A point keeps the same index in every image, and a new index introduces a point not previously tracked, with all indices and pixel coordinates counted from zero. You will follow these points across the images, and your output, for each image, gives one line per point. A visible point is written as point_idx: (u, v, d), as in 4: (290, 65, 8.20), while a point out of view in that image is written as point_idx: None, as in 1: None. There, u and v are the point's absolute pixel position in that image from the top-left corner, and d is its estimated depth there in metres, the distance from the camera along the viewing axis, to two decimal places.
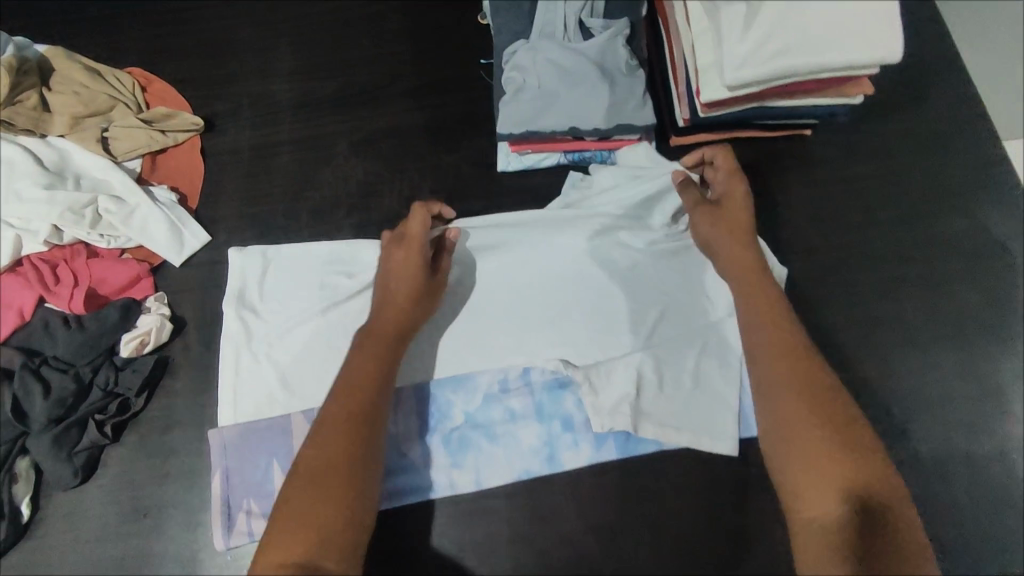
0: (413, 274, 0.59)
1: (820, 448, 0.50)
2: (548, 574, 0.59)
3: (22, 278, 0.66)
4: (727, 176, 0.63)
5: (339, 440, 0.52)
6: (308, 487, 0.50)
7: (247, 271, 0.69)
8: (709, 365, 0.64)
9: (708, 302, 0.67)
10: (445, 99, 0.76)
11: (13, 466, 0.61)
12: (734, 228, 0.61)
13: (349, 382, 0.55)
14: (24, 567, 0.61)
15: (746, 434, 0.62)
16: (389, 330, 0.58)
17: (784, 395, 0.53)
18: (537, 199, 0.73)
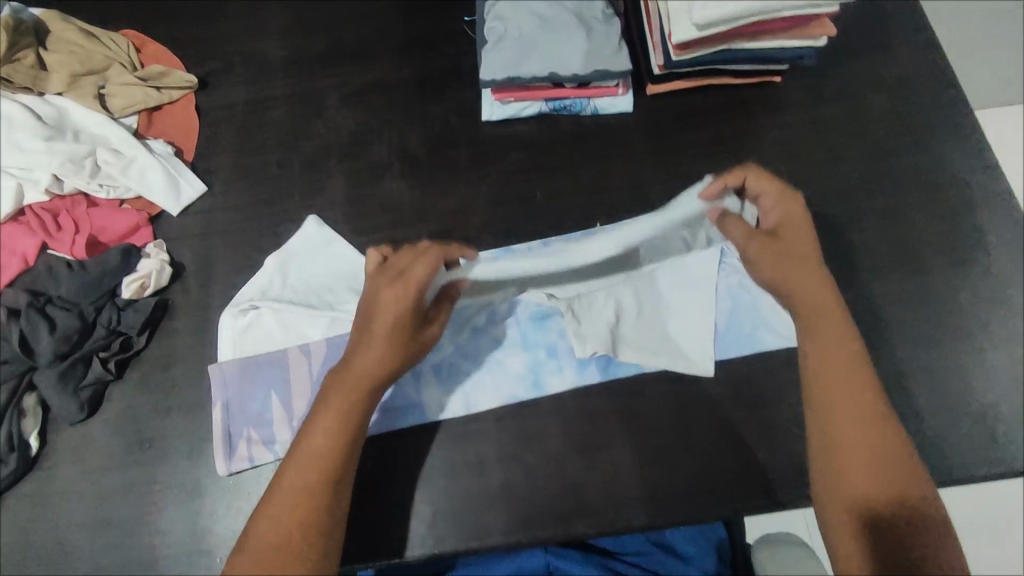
0: (389, 329, 0.57)
1: (870, 479, 0.55)
2: (534, 488, 0.62)
3: (23, 226, 0.68)
4: (780, 204, 0.62)
5: (292, 504, 0.54)
6: (259, 543, 0.53)
7: (308, 243, 0.72)
8: (684, 295, 0.68)
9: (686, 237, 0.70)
10: (432, 55, 0.79)
11: (21, 401, 0.64)
12: (800, 262, 0.60)
13: (313, 439, 0.57)
14: (35, 495, 0.64)
15: (721, 356, 0.66)
16: (358, 386, 0.58)
17: (846, 423, 0.57)
18: (521, 145, 0.75)
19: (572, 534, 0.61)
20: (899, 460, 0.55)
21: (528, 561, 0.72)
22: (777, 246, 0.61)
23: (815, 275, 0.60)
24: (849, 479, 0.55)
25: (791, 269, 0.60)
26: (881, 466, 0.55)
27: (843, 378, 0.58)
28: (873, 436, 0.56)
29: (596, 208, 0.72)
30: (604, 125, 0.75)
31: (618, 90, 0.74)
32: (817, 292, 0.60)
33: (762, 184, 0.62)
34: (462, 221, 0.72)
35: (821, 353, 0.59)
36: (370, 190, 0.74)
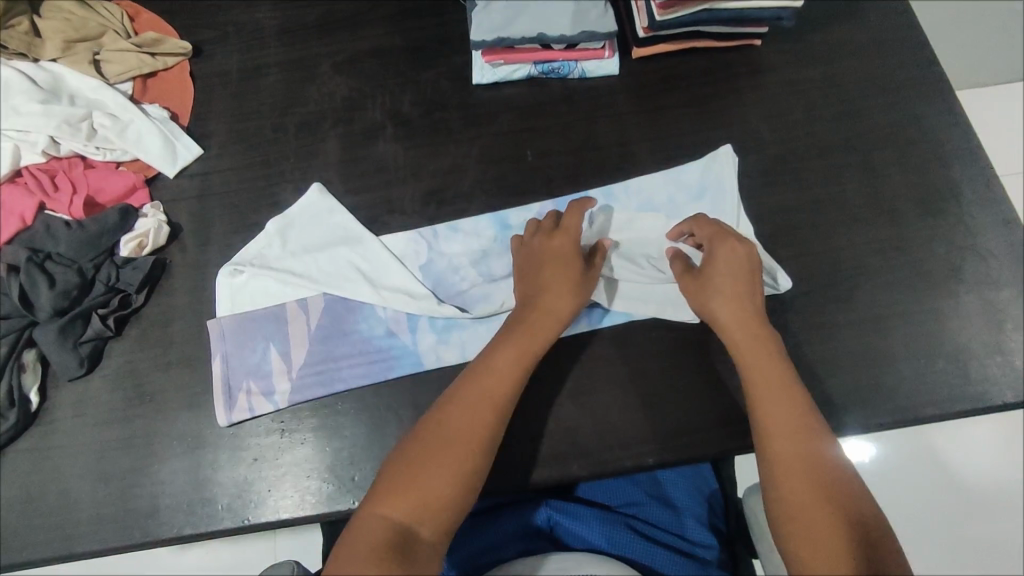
0: (569, 275, 0.64)
1: (812, 487, 0.55)
2: (529, 431, 0.64)
3: (22, 187, 0.70)
4: (716, 245, 0.64)
5: (463, 422, 0.57)
6: (424, 453, 0.56)
7: (314, 209, 0.72)
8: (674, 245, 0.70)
9: (673, 194, 0.73)
10: (422, 22, 0.81)
11: (20, 356, 0.65)
12: (730, 290, 0.63)
13: (494, 366, 0.60)
14: (34, 450, 0.64)
15: None
16: (542, 324, 0.62)
17: (783, 442, 0.57)
18: (511, 108, 0.77)
19: (566, 475, 0.63)
20: (840, 479, 0.55)
21: (528, 517, 0.70)
22: (708, 286, 0.63)
23: (744, 308, 0.62)
24: (794, 500, 0.55)
25: (721, 301, 0.63)
26: (822, 486, 0.55)
27: (778, 403, 0.58)
28: (813, 452, 0.56)
29: (585, 166, 0.74)
30: (591, 87, 0.77)
31: (604, 53, 0.76)
32: (746, 323, 0.62)
33: (703, 229, 0.66)
34: (455, 180, 0.74)
35: (754, 380, 0.60)
36: (364, 152, 0.75)
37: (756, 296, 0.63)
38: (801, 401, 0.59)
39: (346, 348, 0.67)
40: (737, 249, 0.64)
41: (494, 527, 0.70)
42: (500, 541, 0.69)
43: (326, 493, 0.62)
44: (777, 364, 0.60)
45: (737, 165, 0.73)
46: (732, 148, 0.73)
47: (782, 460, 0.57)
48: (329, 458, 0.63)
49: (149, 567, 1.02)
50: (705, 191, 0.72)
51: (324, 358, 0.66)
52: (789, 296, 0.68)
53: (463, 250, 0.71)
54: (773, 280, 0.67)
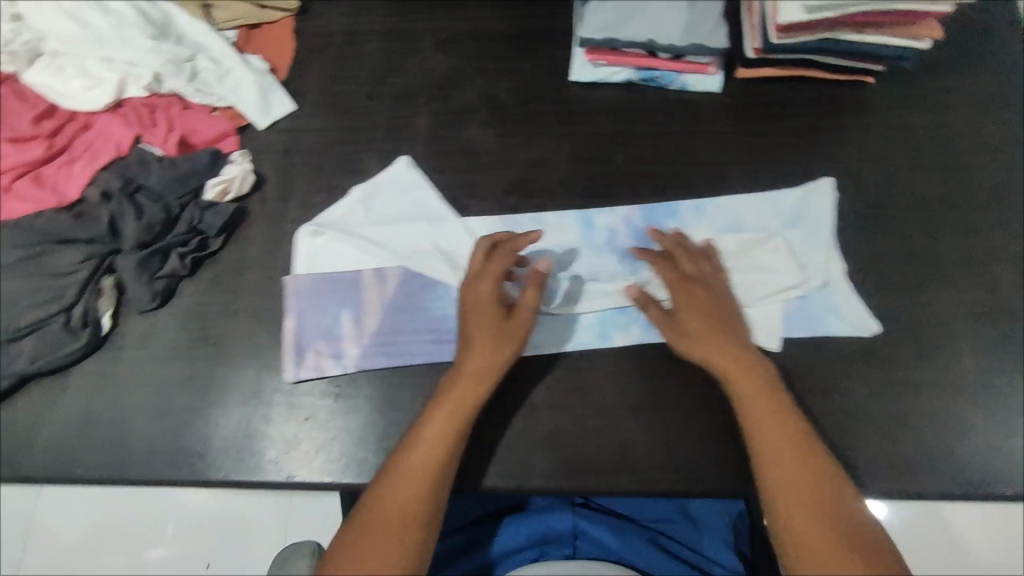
0: (492, 332, 0.62)
1: (816, 516, 0.55)
2: (581, 440, 0.63)
3: (123, 118, 0.71)
4: (685, 285, 0.64)
5: (400, 501, 0.57)
6: (361, 539, 0.56)
7: (399, 181, 0.73)
8: (764, 265, 0.68)
9: (767, 217, 0.71)
10: (528, 13, 0.81)
11: (99, 281, 0.66)
12: (709, 330, 0.62)
13: (421, 438, 0.59)
14: (98, 372, 0.66)
15: (790, 332, 0.66)
16: (472, 381, 0.60)
17: (788, 474, 0.56)
18: (605, 110, 0.76)
19: (613, 488, 0.62)
20: (836, 489, 0.56)
21: (553, 522, 0.69)
22: (684, 328, 0.63)
23: (728, 345, 0.61)
24: (789, 505, 0.56)
25: (704, 342, 0.62)
26: (826, 517, 0.55)
27: (778, 443, 0.57)
28: (813, 485, 0.56)
29: (672, 180, 0.73)
30: (691, 101, 0.76)
31: (709, 68, 0.75)
32: (733, 357, 0.61)
33: (663, 271, 0.66)
34: (541, 174, 0.73)
35: (749, 420, 0.59)
36: (454, 132, 0.75)
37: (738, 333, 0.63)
38: (800, 434, 0.58)
39: (418, 323, 0.67)
40: (701, 292, 0.64)
41: (514, 529, 0.69)
42: (519, 544, 0.68)
43: (375, 464, 0.62)
44: (773, 403, 0.59)
45: (835, 191, 0.72)
46: (834, 183, 0.72)
47: (784, 492, 0.56)
48: (382, 430, 0.63)
49: (170, 502, 1.05)
50: (799, 220, 0.71)
51: (396, 330, 0.66)
52: (868, 343, 0.66)
53: (545, 243, 0.71)
54: (860, 326, 0.66)
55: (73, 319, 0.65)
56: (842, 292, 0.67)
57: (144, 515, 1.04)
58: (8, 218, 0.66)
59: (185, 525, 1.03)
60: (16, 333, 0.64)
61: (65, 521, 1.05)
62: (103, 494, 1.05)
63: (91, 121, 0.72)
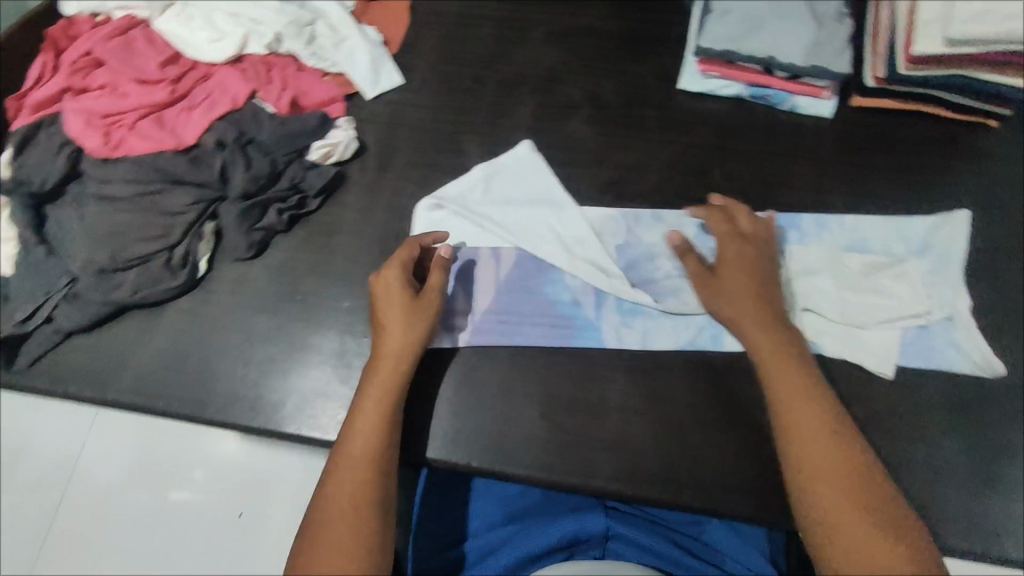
0: (402, 313, 0.62)
1: (843, 486, 0.51)
2: (649, 448, 0.62)
3: (241, 72, 0.74)
4: (728, 245, 0.64)
5: (347, 489, 0.55)
6: (318, 538, 0.53)
7: (515, 163, 0.73)
8: (892, 288, 0.66)
9: (895, 243, 0.69)
10: (643, 16, 0.81)
11: (201, 226, 0.69)
12: (746, 286, 0.61)
13: (357, 428, 0.58)
14: (189, 312, 0.69)
15: (904, 361, 0.64)
16: (384, 362, 0.61)
17: (812, 440, 0.53)
18: (709, 121, 0.75)
19: (678, 501, 0.61)
20: (864, 463, 0.52)
21: (585, 523, 0.67)
22: (721, 284, 0.62)
23: (761, 305, 0.61)
24: (808, 450, 0.53)
25: (739, 299, 0.61)
26: (853, 490, 0.51)
27: (802, 407, 0.55)
28: (839, 455, 0.52)
29: (772, 199, 0.72)
30: (799, 124, 0.74)
31: (824, 92, 0.73)
32: (767, 319, 0.60)
33: (717, 226, 0.66)
34: (637, 178, 0.73)
35: (775, 384, 0.57)
36: (555, 125, 0.76)
37: (772, 295, 0.62)
38: (827, 400, 0.55)
39: (529, 307, 0.67)
40: (746, 250, 0.64)
41: (542, 529, 0.67)
42: (550, 544, 0.66)
43: (448, 439, 0.63)
44: (800, 368, 0.57)
45: (969, 221, 0.69)
46: (970, 215, 0.69)
47: (809, 460, 0.52)
48: (456, 407, 0.64)
49: (208, 444, 1.06)
50: (927, 249, 0.68)
51: (509, 309, 0.67)
52: (958, 395, 0.63)
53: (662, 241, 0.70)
54: (982, 365, 0.64)
55: (174, 258, 0.68)
56: (966, 326, 0.65)
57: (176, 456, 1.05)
58: (128, 154, 0.69)
59: (210, 473, 1.04)
60: (121, 265, 0.67)
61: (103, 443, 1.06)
62: (144, 424, 1.07)
63: (211, 72, 0.74)
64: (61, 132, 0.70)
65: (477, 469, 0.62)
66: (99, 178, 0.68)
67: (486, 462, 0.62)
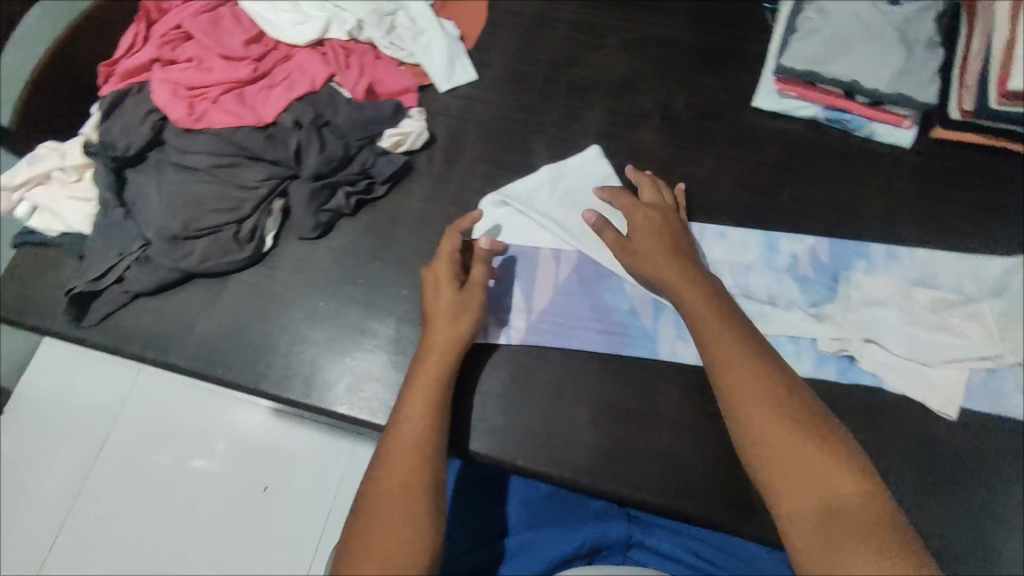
0: (451, 304, 0.63)
1: (783, 431, 0.50)
2: (698, 465, 0.62)
3: (321, 56, 0.75)
4: (635, 210, 0.66)
5: (401, 478, 0.55)
6: (369, 523, 0.54)
7: (581, 167, 0.73)
8: (962, 328, 0.64)
9: (967, 283, 0.67)
10: (721, 30, 0.80)
11: (271, 203, 0.71)
12: (661, 248, 0.63)
13: (405, 417, 0.59)
14: (254, 285, 0.70)
15: (968, 404, 0.62)
16: (433, 353, 0.62)
17: (745, 389, 0.53)
18: (781, 142, 0.74)
19: (723, 523, 0.60)
20: (798, 403, 0.52)
21: (609, 530, 0.68)
22: (639, 250, 0.64)
23: (680, 264, 0.62)
24: (741, 391, 0.53)
25: (662, 262, 0.62)
26: (793, 431, 0.50)
27: (730, 357, 0.55)
28: (771, 399, 0.52)
29: (842, 226, 0.70)
30: (875, 152, 0.73)
31: (905, 121, 0.71)
32: (691, 276, 0.61)
33: (619, 198, 0.67)
34: (703, 192, 0.72)
35: (704, 340, 0.57)
36: (625, 133, 0.75)
37: (687, 251, 0.63)
38: (753, 346, 0.55)
39: (584, 310, 0.67)
40: (651, 214, 0.65)
41: (572, 532, 0.67)
42: (576, 549, 0.66)
43: (496, 435, 0.63)
44: (724, 319, 0.57)
45: None
46: None
47: (747, 412, 0.52)
48: (506, 404, 0.64)
49: (240, 414, 1.08)
50: (1000, 292, 0.66)
51: (565, 312, 0.67)
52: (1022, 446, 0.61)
53: (726, 257, 0.69)
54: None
55: (242, 232, 0.69)
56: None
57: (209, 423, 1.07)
58: (209, 127, 0.71)
59: (238, 445, 1.06)
60: (192, 233, 0.68)
61: (143, 403, 1.09)
62: (182, 389, 1.09)
63: (292, 53, 0.76)
64: (148, 101, 0.72)
65: (523, 469, 0.62)
66: (179, 148, 0.70)
67: (532, 462, 0.62)
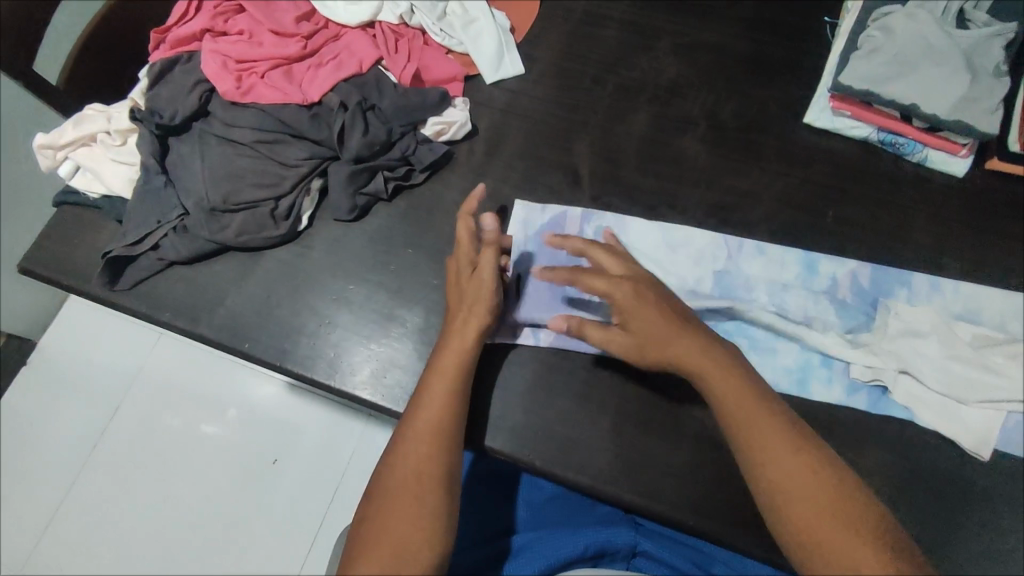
0: (475, 295, 0.62)
1: (819, 508, 0.50)
2: (719, 483, 0.61)
3: (371, 38, 0.75)
4: (617, 292, 0.60)
5: (416, 467, 0.56)
6: (383, 507, 0.55)
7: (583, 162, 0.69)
8: (1006, 367, 0.62)
9: (1013, 322, 0.65)
10: (776, 41, 0.78)
11: (310, 182, 0.71)
12: (658, 338, 0.58)
13: (424, 402, 0.58)
14: (286, 262, 0.70)
15: (1002, 445, 0.61)
16: (455, 345, 0.61)
17: (776, 465, 0.52)
18: (830, 161, 0.72)
19: (739, 544, 0.59)
20: (828, 471, 0.52)
21: (612, 536, 0.66)
22: (639, 347, 0.58)
23: (689, 343, 0.57)
24: (783, 489, 0.51)
25: (667, 352, 0.57)
26: (827, 507, 0.50)
27: (758, 432, 0.53)
28: (802, 473, 0.52)
29: (885, 252, 0.68)
30: (926, 179, 0.71)
31: (961, 150, 0.69)
32: (704, 354, 0.57)
33: (590, 283, 0.60)
34: (744, 206, 0.71)
35: (728, 415, 0.55)
36: (669, 139, 0.74)
37: (688, 325, 0.59)
38: (778, 418, 0.54)
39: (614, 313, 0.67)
40: (637, 290, 0.60)
41: (577, 535, 0.65)
42: (580, 553, 0.64)
43: (517, 434, 0.63)
44: (744, 391, 0.55)
45: None
46: None
47: (781, 489, 0.52)
48: (528, 404, 0.64)
49: (256, 387, 1.09)
50: None
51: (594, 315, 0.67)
52: None
53: (763, 274, 0.68)
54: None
55: (279, 209, 0.69)
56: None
57: (224, 393, 1.08)
58: (255, 101, 0.71)
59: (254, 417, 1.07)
60: (231, 207, 0.69)
61: (162, 367, 1.10)
62: (201, 357, 1.10)
63: (343, 33, 0.76)
64: (197, 71, 0.72)
65: (540, 471, 0.62)
66: (225, 121, 0.71)
67: (551, 465, 0.62)
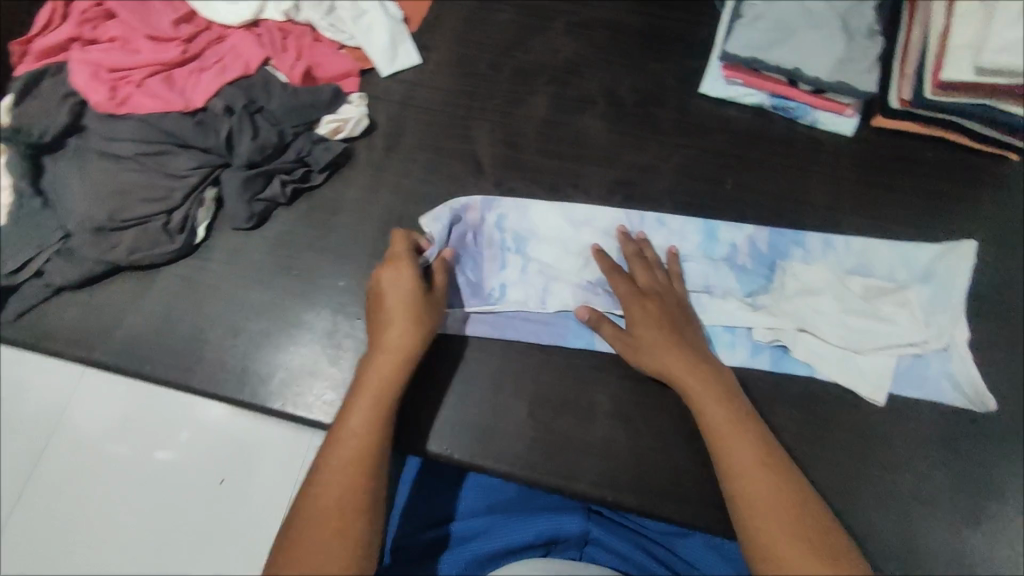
0: (411, 304, 0.60)
1: (787, 520, 0.50)
2: (635, 455, 0.62)
3: (256, 38, 0.72)
4: (630, 302, 0.62)
5: (340, 488, 0.52)
6: (302, 531, 0.50)
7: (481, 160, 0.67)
8: (896, 314, 0.64)
9: (903, 271, 0.68)
10: (669, 15, 0.79)
11: (202, 191, 0.68)
12: (658, 343, 0.60)
13: (350, 421, 0.55)
14: (183, 277, 0.68)
15: (897, 390, 0.63)
16: (388, 361, 0.58)
17: (756, 477, 0.52)
18: (725, 129, 0.74)
19: (658, 512, 0.60)
20: (797, 486, 0.52)
21: (563, 523, 0.66)
22: (637, 348, 0.61)
23: (685, 355, 0.59)
24: (761, 503, 0.51)
25: (662, 360, 0.59)
26: (796, 521, 0.50)
27: (741, 442, 0.54)
28: (775, 486, 0.52)
29: (782, 214, 0.70)
30: (818, 140, 0.73)
31: (846, 109, 0.72)
32: (694, 368, 0.59)
33: (616, 285, 0.63)
34: (647, 180, 0.71)
35: (716, 424, 0.56)
36: (569, 119, 0.74)
37: (689, 340, 0.61)
38: (762, 436, 0.55)
39: (520, 295, 0.67)
40: (647, 303, 0.62)
41: (526, 523, 0.66)
42: (526, 540, 0.65)
43: (433, 430, 0.62)
44: (734, 406, 0.57)
45: (974, 253, 0.68)
46: (975, 246, 0.68)
47: (757, 501, 0.51)
48: (442, 399, 0.63)
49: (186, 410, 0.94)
50: (929, 277, 0.67)
51: (503, 304, 0.66)
52: (949, 429, 0.63)
53: (662, 244, 0.69)
54: (973, 399, 0.63)
55: (173, 222, 0.66)
56: (960, 357, 0.64)
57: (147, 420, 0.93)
58: (133, 111, 0.68)
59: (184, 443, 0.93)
60: (118, 225, 0.65)
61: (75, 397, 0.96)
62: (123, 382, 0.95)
63: (227, 34, 0.73)
64: (67, 83, 0.68)
65: (460, 463, 0.62)
66: (102, 134, 0.67)
67: (468, 456, 0.61)
